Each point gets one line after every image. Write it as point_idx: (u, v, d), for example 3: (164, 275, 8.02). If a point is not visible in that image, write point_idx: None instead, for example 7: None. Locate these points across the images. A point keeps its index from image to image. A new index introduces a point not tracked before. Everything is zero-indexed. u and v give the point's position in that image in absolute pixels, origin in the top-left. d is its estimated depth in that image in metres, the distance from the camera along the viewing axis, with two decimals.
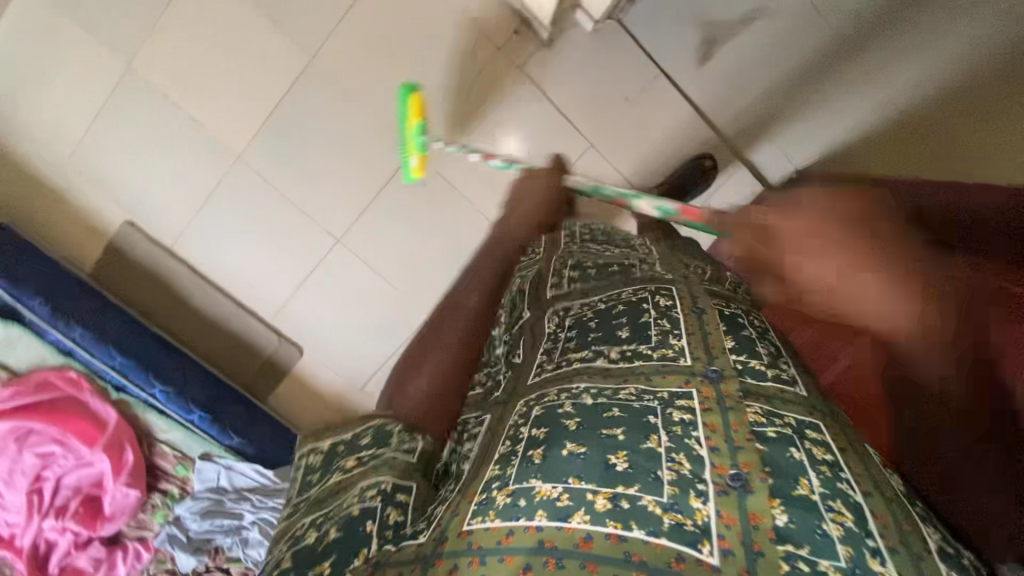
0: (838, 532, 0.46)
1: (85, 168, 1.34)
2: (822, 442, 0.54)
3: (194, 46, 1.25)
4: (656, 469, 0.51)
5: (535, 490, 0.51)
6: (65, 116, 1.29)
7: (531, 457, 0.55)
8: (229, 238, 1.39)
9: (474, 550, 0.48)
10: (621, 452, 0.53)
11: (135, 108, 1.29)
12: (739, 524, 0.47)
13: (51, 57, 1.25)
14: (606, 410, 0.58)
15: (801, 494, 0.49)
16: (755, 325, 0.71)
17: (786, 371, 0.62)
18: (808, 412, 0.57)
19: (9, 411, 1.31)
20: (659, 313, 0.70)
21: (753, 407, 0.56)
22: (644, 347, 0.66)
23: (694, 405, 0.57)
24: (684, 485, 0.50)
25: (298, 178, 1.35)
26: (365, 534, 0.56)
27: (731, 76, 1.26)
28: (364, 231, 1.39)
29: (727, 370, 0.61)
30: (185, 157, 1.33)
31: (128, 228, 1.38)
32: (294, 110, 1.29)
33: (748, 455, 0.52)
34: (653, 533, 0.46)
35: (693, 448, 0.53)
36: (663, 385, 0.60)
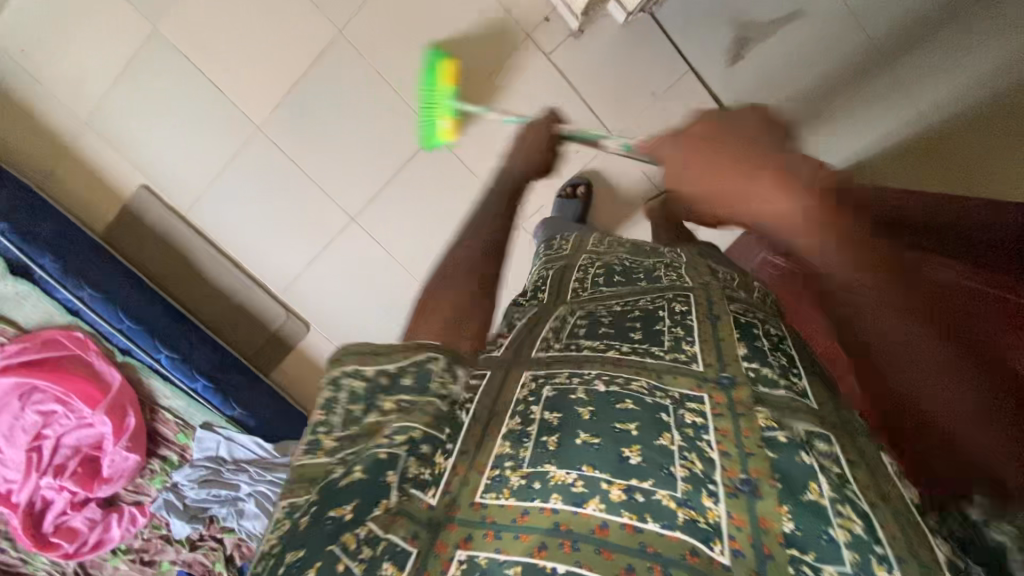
0: (845, 538, 0.46)
1: (105, 130, 1.33)
2: (830, 450, 0.53)
3: (223, 12, 1.24)
4: (669, 464, 0.50)
5: (550, 474, 0.50)
6: (87, 76, 1.28)
7: (544, 442, 0.53)
8: (244, 209, 1.39)
9: (488, 524, 0.48)
10: (635, 446, 0.52)
11: (158, 71, 1.28)
12: (748, 527, 0.47)
13: (76, 14, 1.23)
14: (619, 401, 0.56)
15: (809, 499, 0.49)
16: (770, 336, 0.69)
17: (796, 381, 0.61)
18: (818, 421, 0.56)
19: (14, 367, 1.30)
20: (676, 322, 0.69)
21: (764, 412, 0.55)
22: (658, 349, 0.65)
23: (704, 408, 0.56)
24: (696, 483, 0.50)
25: (317, 152, 1.34)
26: (387, 483, 0.50)
27: (761, 78, 1.25)
28: (379, 212, 1.38)
29: (737, 374, 0.60)
30: (205, 125, 1.32)
31: (143, 192, 1.37)
32: (318, 83, 1.28)
33: (758, 461, 0.51)
34: (667, 527, 0.46)
35: (705, 449, 0.52)
36: (673, 385, 0.59)
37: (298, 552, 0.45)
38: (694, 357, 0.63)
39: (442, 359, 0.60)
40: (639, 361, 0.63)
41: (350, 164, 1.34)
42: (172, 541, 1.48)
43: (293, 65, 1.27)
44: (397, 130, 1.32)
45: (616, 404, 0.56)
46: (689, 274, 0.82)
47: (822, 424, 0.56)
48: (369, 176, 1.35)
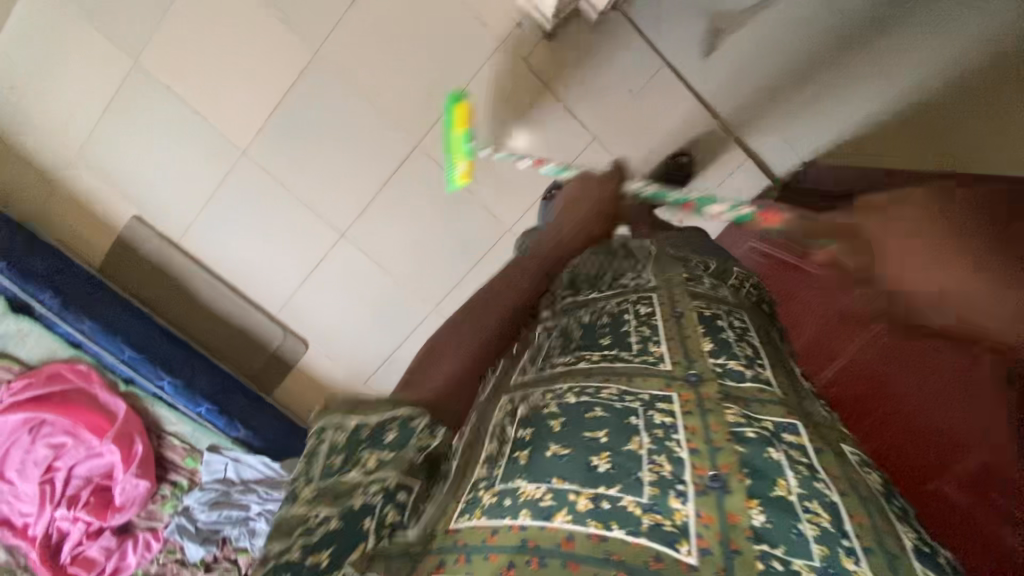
0: (814, 531, 0.50)
1: (95, 165, 1.35)
2: (797, 444, 0.58)
3: (201, 41, 1.26)
4: (636, 470, 0.53)
5: (520, 490, 0.52)
6: (74, 113, 1.31)
7: (517, 458, 0.56)
8: (235, 234, 1.41)
9: (460, 547, 0.49)
10: (603, 454, 0.55)
11: (142, 103, 1.30)
12: (717, 523, 0.50)
13: (58, 55, 1.26)
14: (588, 410, 0.59)
15: (778, 495, 0.52)
16: (735, 328, 0.76)
17: (762, 372, 0.68)
18: (786, 413, 0.62)
19: (22, 404, 1.33)
20: (643, 319, 0.74)
21: (732, 409, 0.60)
22: (626, 353, 0.68)
23: (671, 406, 0.60)
24: (664, 487, 0.52)
25: (303, 171, 1.35)
26: (364, 531, 0.51)
27: (735, 69, 1.27)
28: (369, 227, 1.40)
29: (709, 372, 0.65)
30: (191, 153, 1.34)
31: (135, 223, 1.39)
32: (300, 103, 1.30)
33: (725, 457, 0.55)
34: (633, 533, 0.48)
35: (674, 450, 0.55)
36: (644, 387, 0.63)
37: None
38: (669, 357, 0.68)
39: (425, 418, 0.56)
40: (615, 367, 0.66)
41: (338, 181, 1.36)
42: (187, 566, 1.44)
43: (273, 88, 1.29)
44: (380, 143, 1.33)
45: (586, 415, 0.59)
46: (655, 269, 0.85)
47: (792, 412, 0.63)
48: (355, 190, 1.37)
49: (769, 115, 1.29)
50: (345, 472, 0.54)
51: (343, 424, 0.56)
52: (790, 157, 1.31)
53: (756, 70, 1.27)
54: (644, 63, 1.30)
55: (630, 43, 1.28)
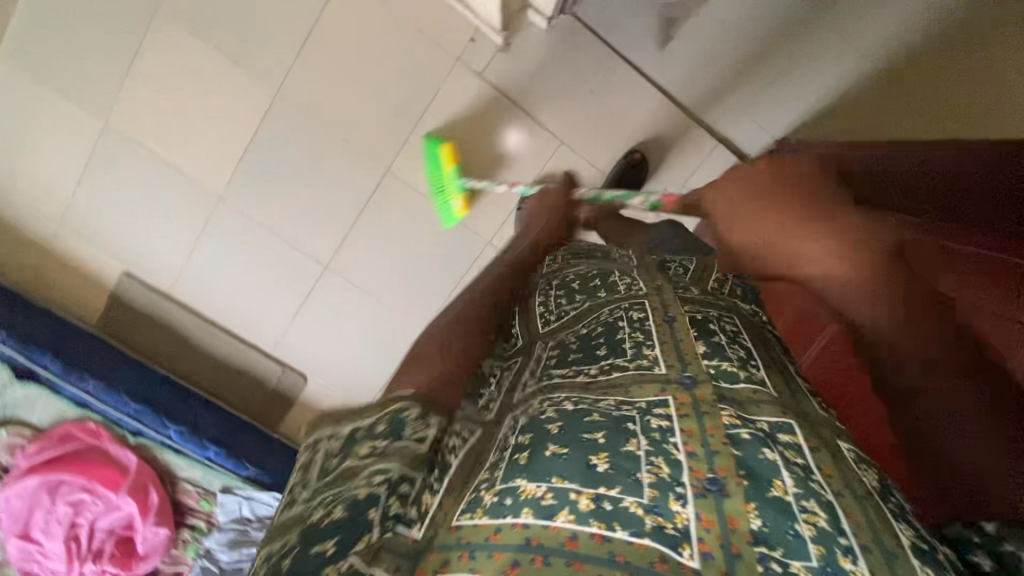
0: (810, 532, 0.48)
1: (81, 227, 1.39)
2: (793, 443, 0.56)
3: (166, 95, 1.28)
4: (637, 472, 0.51)
5: (521, 488, 0.50)
6: (54, 179, 1.35)
7: (517, 459, 0.53)
8: (223, 278, 1.43)
9: (463, 544, 0.47)
10: (602, 455, 0.53)
11: (117, 162, 1.33)
12: (717, 526, 0.48)
13: (33, 125, 1.30)
14: (586, 417, 0.57)
15: (774, 497, 0.50)
16: (729, 329, 0.72)
17: (756, 372, 0.64)
18: (781, 413, 0.59)
19: (38, 467, 1.36)
20: (636, 324, 0.71)
21: (727, 410, 0.58)
22: (622, 360, 0.66)
23: (670, 410, 0.58)
24: (662, 488, 0.50)
25: (279, 209, 1.37)
26: (370, 520, 0.50)
27: (694, 57, 1.27)
28: (351, 256, 1.41)
29: (698, 374, 0.62)
30: (170, 204, 1.37)
31: (125, 278, 1.43)
32: (269, 143, 1.32)
33: (721, 459, 0.53)
34: (636, 534, 0.47)
35: (671, 452, 0.53)
36: (640, 395, 0.61)
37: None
38: (663, 359, 0.65)
39: (416, 409, 0.60)
40: (605, 382, 0.64)
41: (314, 215, 1.37)
42: None
43: (240, 132, 1.31)
44: (352, 173, 1.34)
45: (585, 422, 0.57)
46: (643, 274, 0.83)
47: (787, 412, 0.60)
48: (332, 221, 1.38)
49: (735, 99, 1.29)
50: (347, 468, 0.56)
51: (336, 434, 0.61)
52: (761, 138, 1.31)
53: (714, 54, 1.26)
54: (602, 62, 1.29)
55: (585, 44, 1.27)
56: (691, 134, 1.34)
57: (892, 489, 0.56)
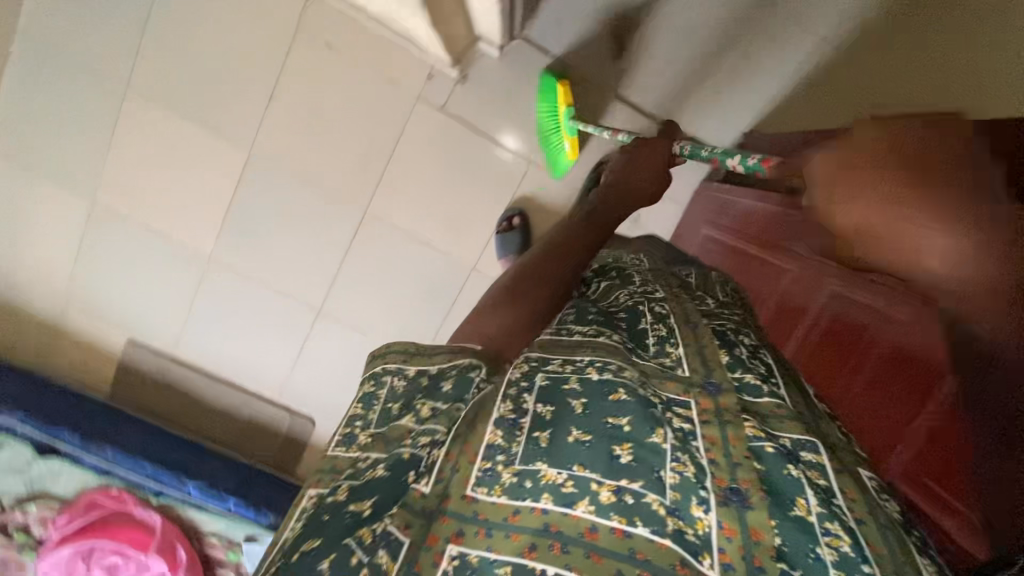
0: (832, 557, 0.45)
1: (83, 302, 1.45)
2: (816, 463, 0.52)
3: (145, 168, 1.33)
4: (662, 469, 0.47)
5: (541, 473, 0.46)
6: (53, 260, 1.41)
7: (536, 437, 0.48)
8: (223, 333, 1.47)
9: (479, 521, 0.44)
10: (627, 445, 0.48)
11: (108, 237, 1.39)
12: (739, 536, 0.46)
13: (27, 213, 1.37)
14: (611, 392, 0.51)
15: (796, 515, 0.47)
16: (747, 341, 0.69)
17: (779, 388, 0.61)
18: (805, 431, 0.56)
19: (69, 537, 1.39)
20: (657, 325, 0.69)
21: (751, 421, 0.54)
22: (647, 356, 0.63)
23: (693, 412, 0.55)
24: (685, 491, 0.47)
25: (266, 261, 1.41)
26: (407, 482, 0.46)
27: (650, 63, 1.28)
28: (342, 296, 1.44)
29: (722, 379, 0.59)
30: (163, 270, 1.42)
31: (130, 345, 1.47)
32: (248, 201, 1.36)
33: (746, 470, 0.49)
34: (657, 533, 0.44)
35: (695, 454, 0.50)
36: (662, 389, 0.58)
37: (317, 539, 0.43)
38: (691, 363, 0.62)
39: (482, 369, 0.55)
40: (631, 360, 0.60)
41: (301, 263, 1.41)
42: None
43: (219, 194, 1.35)
44: (331, 218, 1.37)
45: (609, 399, 0.51)
46: (661, 285, 0.82)
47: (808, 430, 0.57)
48: (319, 266, 1.41)
49: (697, 99, 1.30)
50: (400, 419, 0.51)
51: (401, 371, 0.57)
52: (729, 132, 1.31)
53: (670, 58, 1.27)
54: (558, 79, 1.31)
55: (540, 64, 1.29)
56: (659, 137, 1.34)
57: (908, 517, 0.53)
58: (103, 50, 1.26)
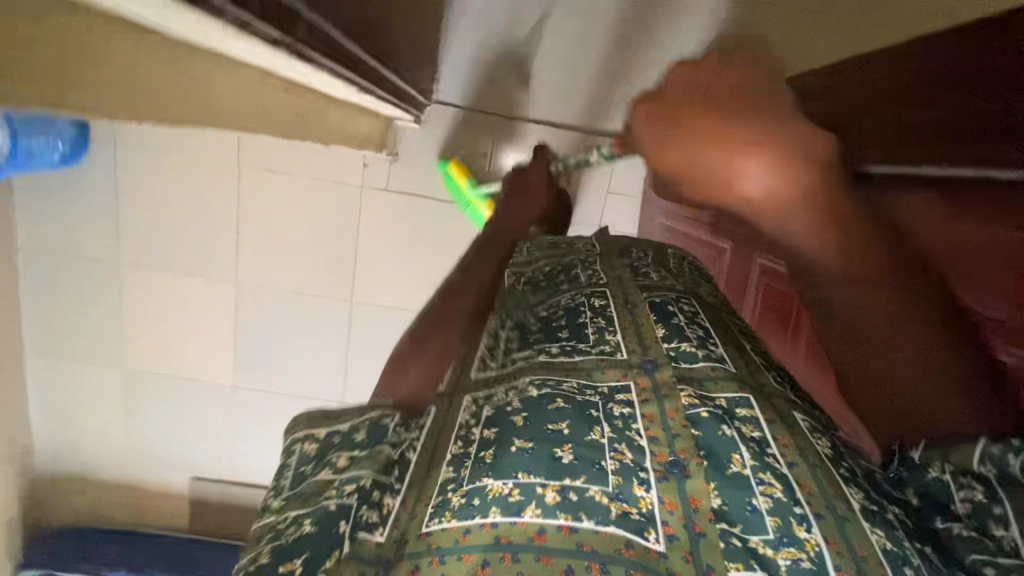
0: (766, 504, 0.36)
1: (146, 457, 1.60)
2: (750, 417, 0.43)
3: (157, 324, 1.48)
4: (599, 457, 0.39)
5: (489, 486, 0.37)
6: (111, 427, 1.57)
7: (482, 456, 0.40)
8: (268, 446, 1.58)
9: (433, 550, 0.35)
10: (566, 445, 0.39)
11: (146, 392, 1.53)
12: (682, 508, 0.36)
13: (77, 394, 1.53)
14: (549, 401, 0.44)
15: (733, 473, 0.38)
16: (687, 312, 0.59)
17: (718, 349, 0.51)
18: (739, 388, 0.46)
19: None
20: (598, 309, 0.60)
21: (686, 390, 0.45)
22: (584, 343, 0.54)
23: (634, 395, 0.45)
24: (626, 474, 0.38)
25: (285, 371, 1.52)
26: (340, 533, 0.36)
27: (559, 80, 1.35)
28: (358, 384, 1.53)
29: (663, 356, 0.49)
30: (201, 406, 1.55)
31: (194, 481, 1.60)
32: (251, 323, 1.48)
33: (685, 439, 0.40)
34: (602, 522, 0.35)
35: (633, 437, 0.41)
36: (602, 380, 0.47)
37: None
38: (629, 345, 0.52)
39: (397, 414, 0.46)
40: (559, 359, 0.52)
41: (314, 363, 1.52)
42: None
43: (224, 326, 1.48)
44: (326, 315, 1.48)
45: (548, 408, 0.43)
46: (605, 265, 0.73)
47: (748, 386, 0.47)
48: (330, 362, 1.51)
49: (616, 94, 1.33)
50: (317, 475, 0.43)
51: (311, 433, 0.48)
52: None
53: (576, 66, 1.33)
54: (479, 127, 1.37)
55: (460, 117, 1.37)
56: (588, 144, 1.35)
57: (841, 458, 0.43)
58: (90, 237, 1.41)
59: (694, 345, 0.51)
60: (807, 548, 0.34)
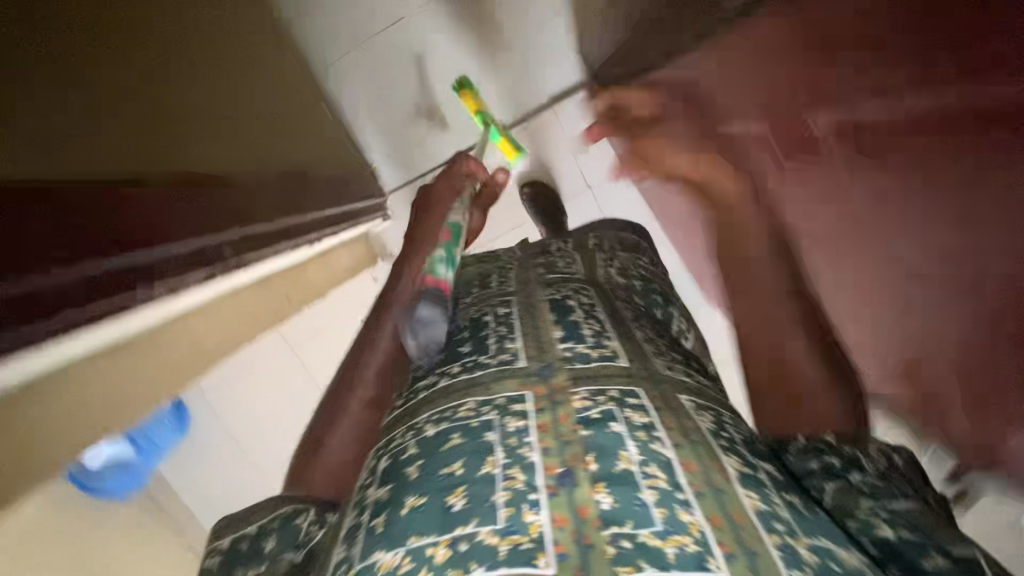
0: (653, 498, 0.32)
1: None
2: (637, 406, 0.39)
3: None
4: (491, 493, 0.34)
5: (378, 564, 0.33)
6: None
7: (373, 526, 0.36)
8: None
9: None
10: (459, 489, 0.35)
11: None
12: (572, 521, 0.31)
13: None
14: (444, 441, 0.39)
15: (621, 471, 0.34)
16: (584, 303, 0.51)
17: (612, 346, 0.44)
18: (630, 380, 0.41)
19: None
20: (500, 318, 0.51)
21: (579, 394, 0.40)
22: (486, 355, 0.46)
23: (527, 405, 0.40)
24: (517, 500, 0.33)
25: None
26: None
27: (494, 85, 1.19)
28: None
29: (561, 359, 0.43)
30: None
31: None
32: None
33: (576, 444, 0.36)
34: (491, 566, 0.30)
35: (526, 453, 0.37)
36: (497, 390, 0.42)
37: None
38: (530, 351, 0.45)
39: (309, 512, 0.44)
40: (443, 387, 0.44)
41: None
42: None
43: None
44: None
45: (444, 449, 0.39)
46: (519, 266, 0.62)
47: (640, 380, 0.41)
48: None
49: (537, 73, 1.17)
50: None
51: (214, 542, 0.43)
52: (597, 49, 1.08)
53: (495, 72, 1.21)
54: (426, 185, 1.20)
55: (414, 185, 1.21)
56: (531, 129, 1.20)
57: (728, 425, 0.41)
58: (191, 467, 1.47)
59: (590, 345, 0.45)
60: (691, 531, 0.30)
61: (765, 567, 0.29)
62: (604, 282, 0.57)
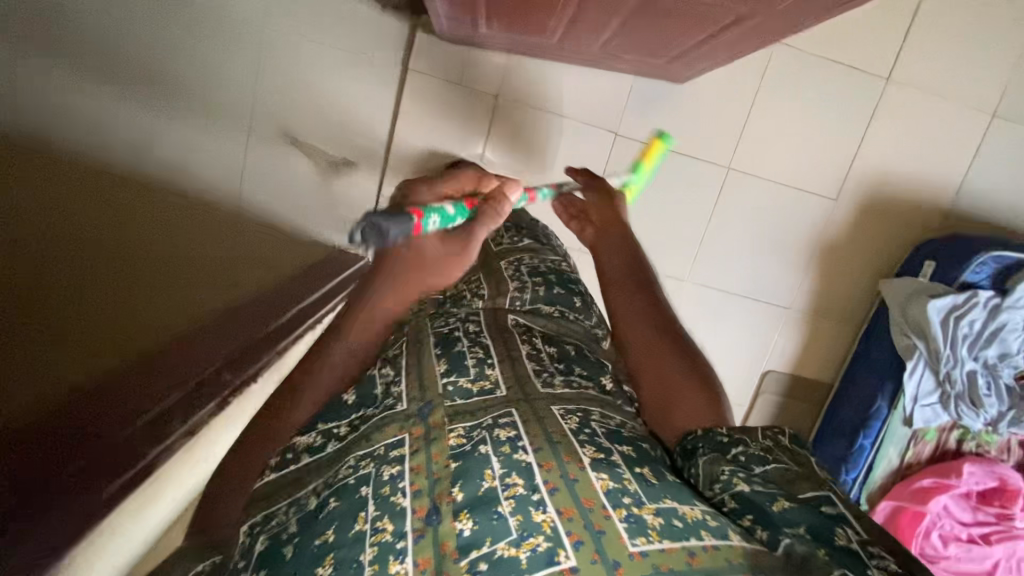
0: (508, 507, 0.36)
1: None
2: (507, 421, 0.43)
3: None
4: (359, 552, 0.35)
5: None
6: None
7: None
8: None
9: None
10: (328, 558, 0.35)
11: None
12: (436, 564, 0.34)
13: None
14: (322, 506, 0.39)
15: (486, 492, 0.37)
16: (470, 331, 0.56)
17: (488, 372, 0.49)
18: (500, 409, 0.44)
19: None
20: (390, 361, 0.52)
21: (459, 429, 0.42)
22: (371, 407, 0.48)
23: (407, 448, 0.41)
24: (384, 555, 0.34)
25: None
26: None
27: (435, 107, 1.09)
28: None
29: (440, 396, 0.46)
30: None
31: None
32: None
33: (446, 480, 0.38)
34: None
35: (396, 501, 0.37)
36: (381, 437, 0.43)
37: None
38: (411, 391, 0.47)
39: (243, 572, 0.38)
40: (364, 429, 0.45)
41: None
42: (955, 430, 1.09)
43: None
44: None
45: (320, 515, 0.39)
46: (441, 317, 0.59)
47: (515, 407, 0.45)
48: None
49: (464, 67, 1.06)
50: None
51: None
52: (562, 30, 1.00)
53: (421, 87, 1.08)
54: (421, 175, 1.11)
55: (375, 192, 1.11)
56: (462, 102, 1.08)
57: (592, 419, 0.45)
58: None
59: (470, 378, 0.48)
60: (542, 530, 0.35)
61: (607, 544, 0.34)
62: (497, 312, 0.61)
